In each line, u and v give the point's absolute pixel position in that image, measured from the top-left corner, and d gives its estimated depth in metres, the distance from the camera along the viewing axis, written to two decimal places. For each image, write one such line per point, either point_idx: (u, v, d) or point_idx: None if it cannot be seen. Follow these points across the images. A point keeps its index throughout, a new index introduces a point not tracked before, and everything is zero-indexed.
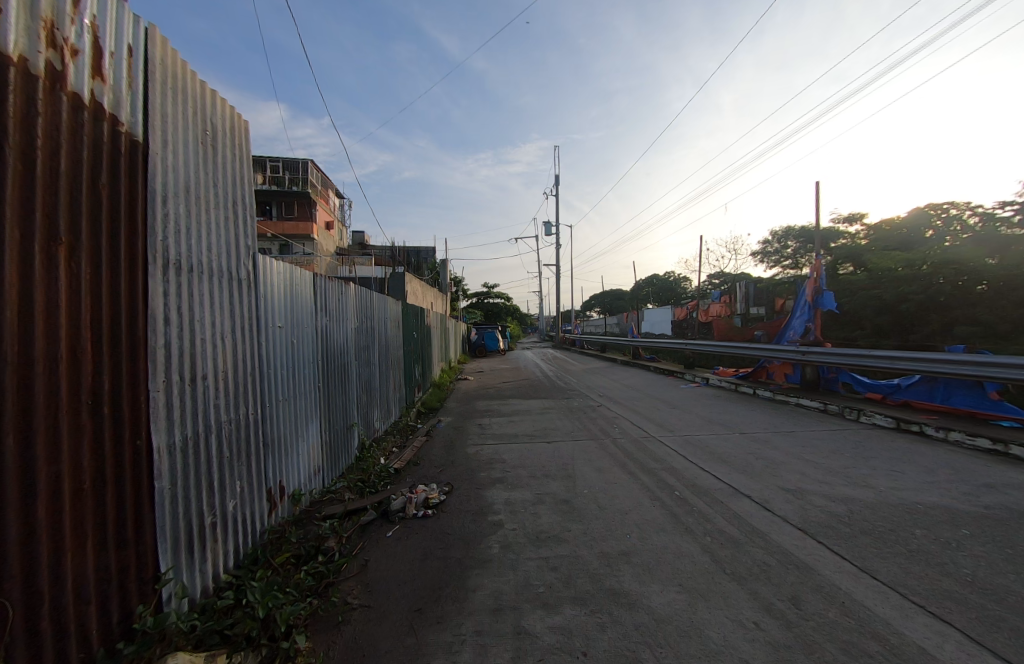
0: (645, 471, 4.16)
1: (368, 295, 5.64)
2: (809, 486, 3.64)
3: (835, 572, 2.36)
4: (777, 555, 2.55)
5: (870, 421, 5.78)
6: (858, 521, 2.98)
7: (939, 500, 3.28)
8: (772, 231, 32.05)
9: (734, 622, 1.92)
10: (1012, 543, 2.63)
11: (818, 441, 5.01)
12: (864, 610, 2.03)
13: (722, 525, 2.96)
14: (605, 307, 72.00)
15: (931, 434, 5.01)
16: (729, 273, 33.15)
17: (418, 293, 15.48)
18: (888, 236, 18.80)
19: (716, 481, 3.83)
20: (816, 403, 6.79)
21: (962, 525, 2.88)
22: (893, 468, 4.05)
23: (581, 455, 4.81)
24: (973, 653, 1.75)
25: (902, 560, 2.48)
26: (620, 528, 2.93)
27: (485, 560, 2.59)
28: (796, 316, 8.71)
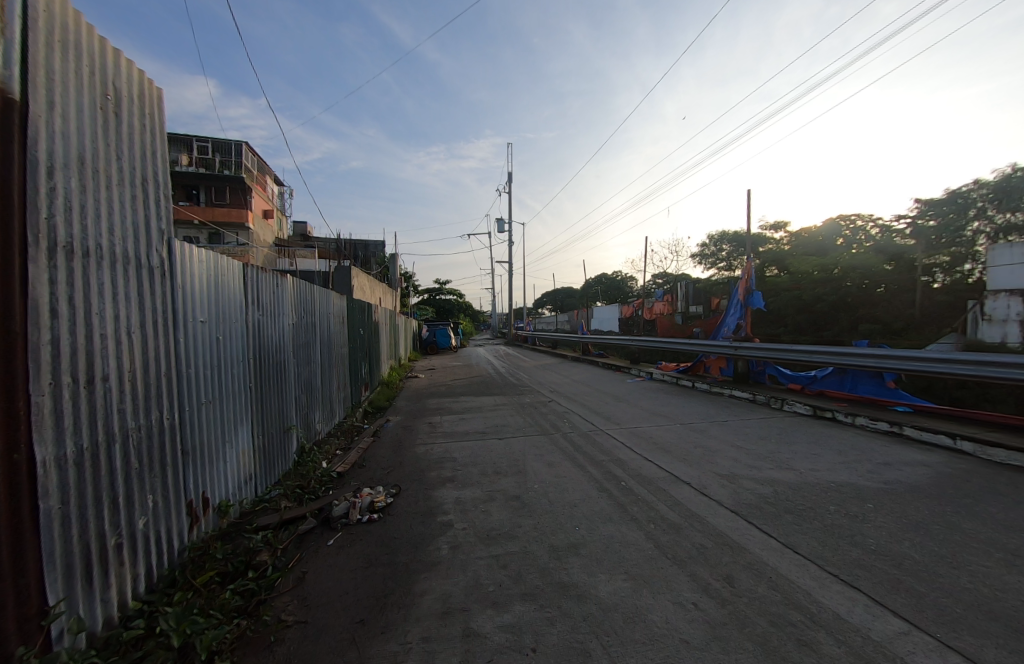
0: (594, 463, 4.27)
1: (308, 288, 5.27)
2: (740, 471, 3.92)
3: (764, 550, 2.55)
4: (712, 536, 2.71)
5: (792, 409, 6.36)
6: (782, 501, 3.25)
7: (848, 478, 3.67)
8: (709, 235, 34.39)
9: (676, 605, 2.00)
10: (905, 513, 2.99)
11: (748, 429, 5.42)
12: (788, 583, 2.20)
13: (664, 512, 3.09)
14: (556, 305, 73.54)
15: (841, 419, 5.61)
16: (671, 275, 35.24)
17: (365, 289, 14.82)
18: (806, 243, 20.87)
19: (658, 470, 4.02)
20: (746, 394, 7.36)
21: (866, 499, 3.24)
22: (810, 451, 4.47)
23: (531, 450, 4.84)
24: (876, 614, 1.96)
25: (819, 535, 2.72)
26: (568, 521, 2.97)
27: (434, 563, 2.51)
28: (728, 314, 9.39)
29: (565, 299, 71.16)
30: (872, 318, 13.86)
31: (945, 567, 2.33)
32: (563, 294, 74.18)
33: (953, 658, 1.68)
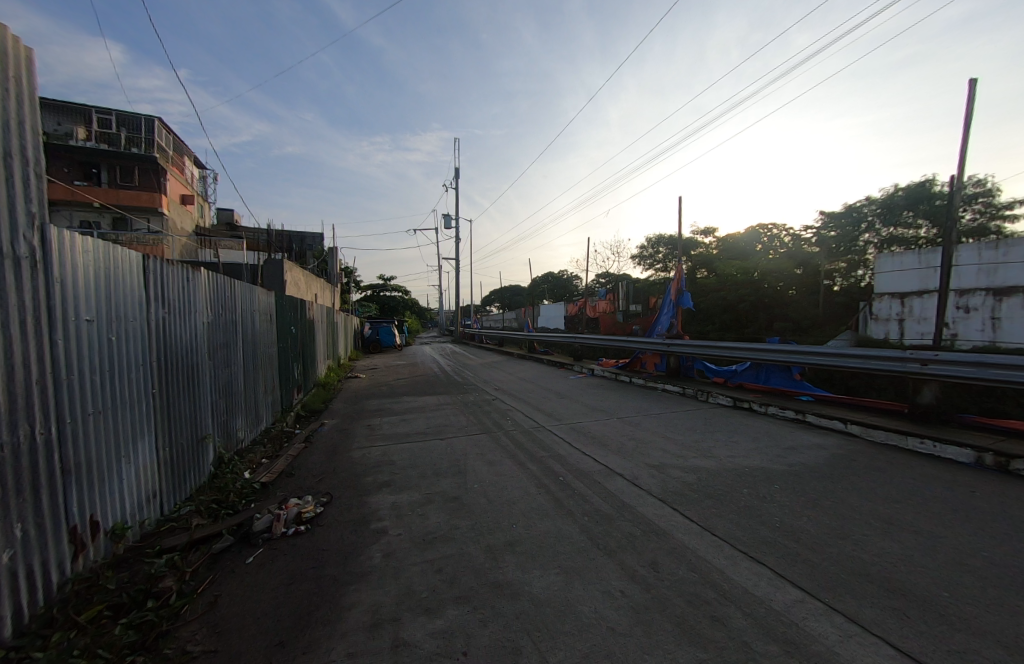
0: (534, 460, 4.33)
1: (225, 283, 4.81)
2: (669, 460, 4.17)
3: (686, 534, 2.73)
4: (641, 525, 2.85)
5: (716, 401, 6.90)
6: (703, 487, 3.51)
7: (760, 462, 4.05)
8: (648, 237, 36.30)
9: (605, 594, 2.08)
10: (805, 492, 3.36)
11: (678, 421, 5.79)
12: (705, 563, 2.38)
13: (598, 504, 3.21)
14: (504, 303, 73.91)
15: (757, 409, 6.18)
16: (613, 275, 36.83)
17: (299, 284, 13.84)
18: (731, 248, 22.70)
19: (595, 463, 4.16)
20: (677, 388, 7.87)
21: (774, 481, 3.59)
22: (730, 439, 4.88)
23: (472, 449, 4.81)
24: (777, 586, 2.17)
25: (734, 516, 2.97)
26: (506, 519, 2.99)
27: (365, 573, 2.40)
28: (662, 313, 10.00)
29: (513, 297, 71.76)
30: (785, 317, 15.43)
31: (833, 538, 2.65)
32: (512, 292, 74.80)
33: (837, 620, 1.91)
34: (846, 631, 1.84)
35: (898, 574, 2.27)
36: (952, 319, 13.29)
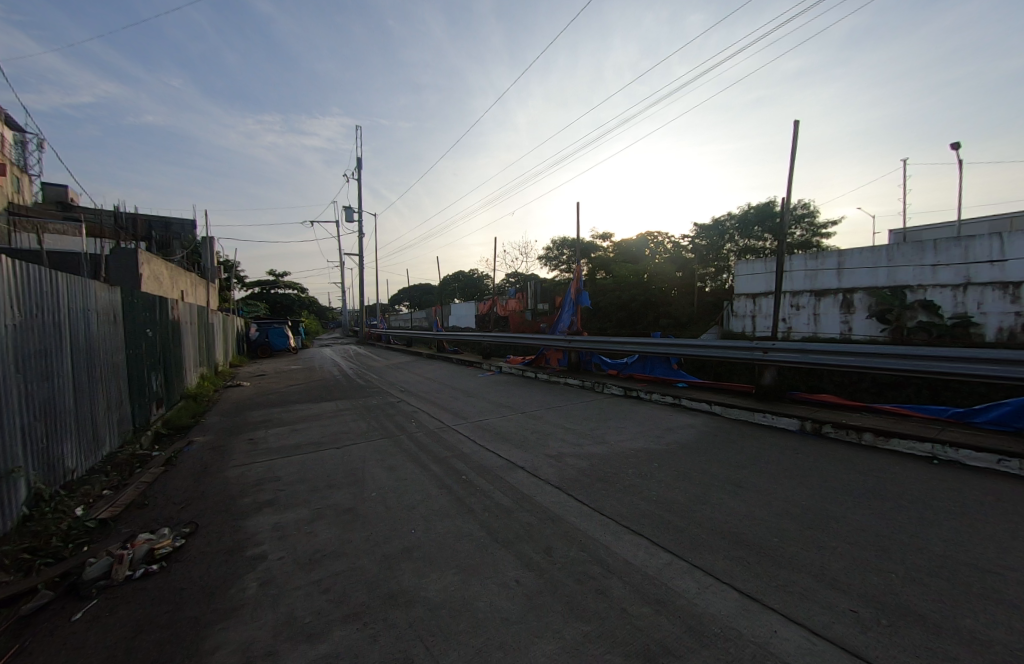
0: (437, 461, 4.26)
1: (41, 276, 3.83)
2: (566, 450, 4.43)
3: (578, 517, 2.92)
4: (538, 513, 2.98)
5: (610, 391, 7.51)
6: (595, 471, 3.79)
7: (644, 444, 4.53)
8: (553, 239, 38.22)
9: (501, 586, 2.11)
10: (677, 467, 3.83)
11: (577, 411, 6.18)
12: (593, 541, 2.57)
13: (498, 498, 3.27)
14: (414, 302, 71.66)
15: (644, 396, 6.87)
16: (522, 275, 38.10)
17: (160, 277, 11.67)
18: (624, 251, 24.95)
19: (498, 458, 4.25)
20: (577, 381, 8.39)
21: (653, 460, 4.03)
22: (620, 425, 5.36)
23: (372, 456, 4.55)
24: (652, 553, 2.44)
25: (620, 495, 3.27)
26: (405, 524, 2.88)
27: (236, 607, 2.10)
28: (563, 312, 10.61)
29: (423, 297, 70.05)
30: (668, 314, 17.61)
31: (697, 504, 3.06)
32: (422, 292, 72.84)
33: (698, 575, 2.21)
34: (703, 583, 2.13)
35: (743, 528, 2.71)
36: (787, 315, 16.34)
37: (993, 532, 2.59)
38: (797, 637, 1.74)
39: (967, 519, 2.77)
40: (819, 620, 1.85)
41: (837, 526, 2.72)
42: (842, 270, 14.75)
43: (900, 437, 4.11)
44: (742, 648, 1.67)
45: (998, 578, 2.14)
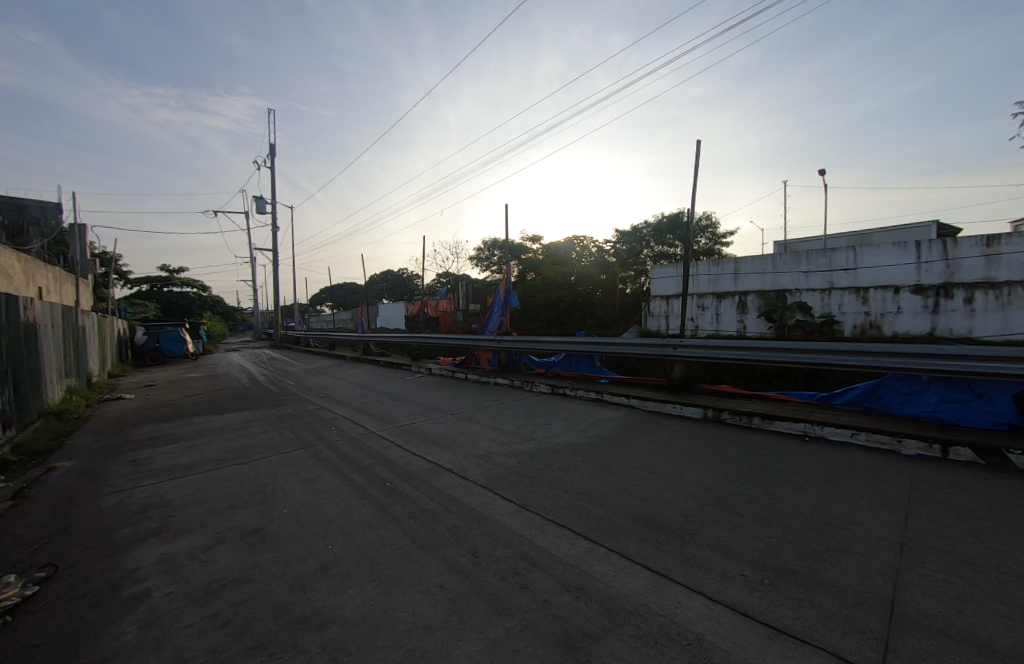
0: (359, 469, 4.04)
1: None
2: (494, 449, 4.47)
3: (504, 515, 2.96)
4: (464, 515, 2.96)
5: (538, 389, 7.70)
6: (521, 468, 3.87)
7: (568, 439, 4.72)
8: (484, 240, 38.39)
9: (424, 593, 2.06)
10: (598, 459, 4.06)
11: (506, 411, 6.25)
12: (518, 538, 2.62)
13: (424, 504, 3.19)
14: (338, 302, 67.39)
15: (569, 393, 7.16)
16: (453, 276, 37.74)
17: (8, 270, 9.60)
18: (552, 254, 26.03)
19: (424, 462, 4.15)
20: (506, 380, 8.50)
21: (576, 453, 4.23)
22: (547, 422, 5.53)
23: (286, 469, 4.19)
24: (573, 543, 2.54)
25: (545, 489, 3.38)
26: (321, 540, 2.69)
27: (106, 658, 1.79)
28: (492, 312, 10.69)
29: (348, 297, 66.17)
30: (593, 315, 19.09)
31: (614, 492, 3.27)
32: (347, 292, 68.76)
33: (614, 560, 2.35)
34: (618, 566, 2.28)
35: (653, 511, 2.95)
36: (694, 316, 18.01)
37: (844, 496, 3.12)
38: (697, 605, 1.93)
39: (827, 486, 3.29)
40: (716, 587, 2.07)
41: (729, 501, 3.08)
42: (739, 275, 16.71)
43: (781, 419, 4.77)
44: (651, 622, 1.81)
45: (847, 534, 2.58)
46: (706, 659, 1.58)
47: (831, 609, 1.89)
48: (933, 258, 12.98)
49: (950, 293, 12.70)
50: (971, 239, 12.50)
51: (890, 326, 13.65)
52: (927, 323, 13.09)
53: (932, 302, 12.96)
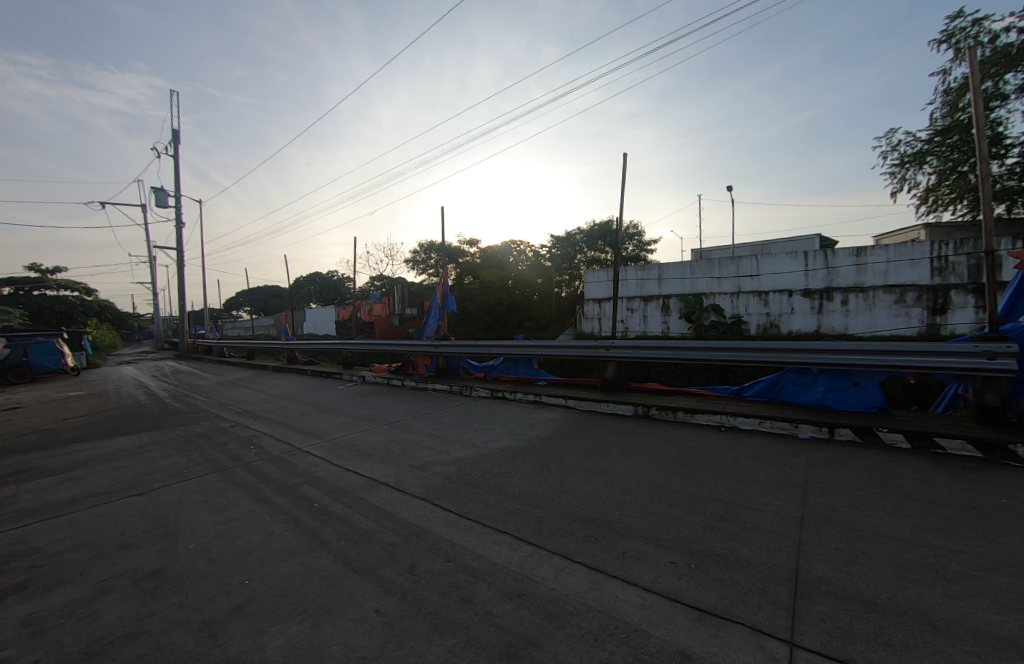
0: (282, 491, 3.69)
1: None
2: (432, 458, 4.34)
3: (444, 526, 2.87)
4: (401, 531, 2.83)
5: (478, 394, 7.64)
6: (461, 476, 3.80)
7: (508, 443, 4.72)
8: (419, 243, 37.61)
9: (357, 621, 1.92)
10: (537, 461, 4.12)
11: (445, 418, 6.11)
12: (459, 550, 2.55)
13: (357, 523, 3.00)
14: (258, 306, 61.75)
15: (509, 396, 7.19)
16: (387, 278, 36.45)
17: None
18: (490, 258, 26.24)
19: (357, 478, 3.91)
20: (445, 386, 8.32)
21: (515, 457, 4.25)
22: (487, 426, 5.50)
23: (193, 497, 3.70)
24: (514, 549, 2.54)
25: (485, 496, 3.34)
26: (236, 575, 2.40)
27: None
28: (430, 316, 10.43)
29: (270, 301, 60.91)
30: (531, 318, 19.71)
31: (554, 493, 3.32)
32: (268, 295, 63.24)
33: (554, 561, 2.38)
34: (560, 568, 2.30)
35: (590, 509, 3.04)
36: (625, 317, 19.06)
37: (753, 480, 3.47)
38: (633, 597, 2.02)
39: (740, 472, 3.64)
40: (649, 576, 2.18)
41: (658, 492, 3.28)
42: (662, 279, 18.07)
43: (701, 412, 5.20)
44: (591, 619, 1.85)
45: (758, 514, 2.87)
46: (643, 649, 1.64)
47: (748, 585, 2.08)
48: (817, 266, 15.04)
49: (831, 296, 14.81)
50: (845, 250, 14.66)
51: (786, 324, 15.58)
52: (814, 322, 15.13)
53: (818, 303, 15.01)
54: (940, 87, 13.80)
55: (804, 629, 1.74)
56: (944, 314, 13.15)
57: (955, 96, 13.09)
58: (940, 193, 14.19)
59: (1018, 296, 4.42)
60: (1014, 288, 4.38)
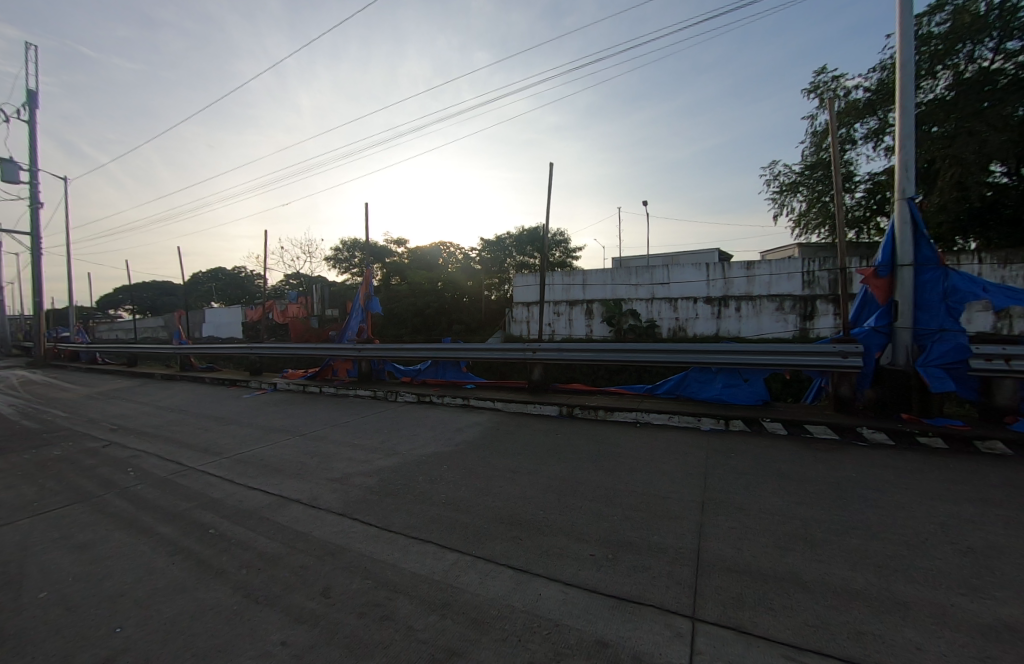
0: (168, 519, 3.20)
1: None
2: (352, 469, 4.08)
3: (363, 541, 2.71)
4: (315, 551, 2.61)
5: (403, 399, 7.36)
6: (383, 486, 3.63)
7: (433, 448, 4.61)
8: (342, 240, 35.46)
9: (260, 656, 1.72)
10: (464, 465, 4.08)
11: (368, 425, 5.78)
12: (379, 565, 2.42)
13: (262, 547, 2.70)
14: (143, 305, 53.35)
15: (436, 400, 7.03)
16: (305, 277, 33.77)
17: None
18: (418, 259, 25.59)
19: (264, 496, 3.54)
20: (368, 391, 7.89)
21: (441, 462, 4.16)
22: (412, 432, 5.32)
23: (45, 534, 3.05)
24: (438, 558, 2.47)
25: (408, 505, 3.22)
26: (103, 624, 2.01)
27: None
28: (352, 317, 9.82)
29: (159, 300, 52.97)
30: (460, 320, 19.76)
31: (480, 497, 3.31)
32: (157, 292, 54.97)
33: (480, 566, 2.35)
34: (485, 573, 2.29)
35: (516, 509, 3.09)
36: (552, 321, 19.67)
37: (662, 470, 3.79)
38: (555, 592, 2.08)
39: (651, 464, 3.95)
40: (570, 572, 2.26)
41: (578, 488, 3.43)
42: (586, 285, 19.09)
43: (619, 410, 5.55)
44: (515, 620, 1.86)
45: (665, 501, 3.14)
46: (564, 643, 1.69)
47: (657, 568, 2.25)
48: (717, 276, 16.98)
49: (727, 303, 16.71)
50: (738, 263, 16.75)
51: (691, 328, 17.31)
52: (714, 326, 16.99)
53: (718, 310, 16.88)
54: (809, 129, 16.41)
55: (703, 603, 1.92)
56: (812, 319, 15.51)
57: (819, 138, 15.65)
58: (809, 219, 16.80)
59: (863, 305, 5.36)
60: (860, 298, 5.32)
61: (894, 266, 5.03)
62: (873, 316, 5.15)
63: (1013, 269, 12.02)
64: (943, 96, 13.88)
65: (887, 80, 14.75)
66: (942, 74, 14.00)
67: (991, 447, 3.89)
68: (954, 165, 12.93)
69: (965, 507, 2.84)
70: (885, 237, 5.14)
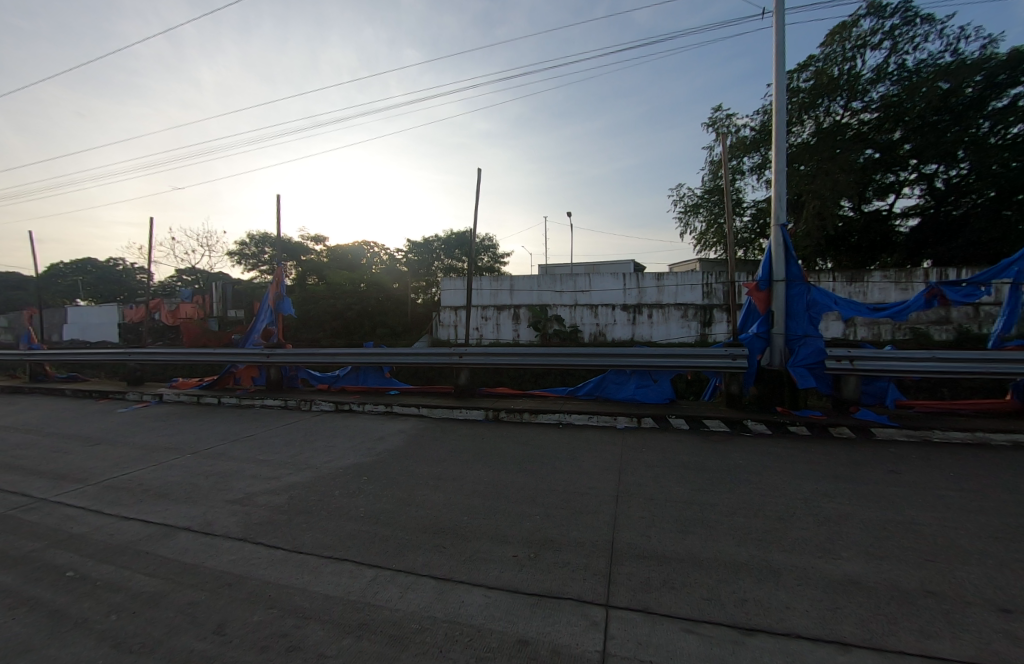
0: (6, 565, 2.60)
1: None
2: (256, 488, 3.69)
3: (268, 567, 2.47)
4: (208, 584, 2.31)
5: (319, 408, 6.84)
6: (293, 504, 3.33)
7: (352, 460, 4.36)
8: (249, 234, 32.06)
9: None
10: (385, 475, 3.90)
11: (277, 438, 5.28)
12: (287, 592, 2.21)
13: (140, 586, 2.33)
14: None
15: (356, 408, 6.65)
16: (202, 272, 29.89)
17: None
18: (339, 258, 24.08)
19: (143, 527, 3.04)
20: (278, 400, 7.21)
21: (361, 474, 3.95)
22: (328, 444, 4.96)
23: None
24: (356, 576, 2.34)
25: (323, 523, 3.00)
26: None
27: None
28: (258, 319, 8.89)
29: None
30: (384, 324, 18.95)
31: (402, 508, 3.20)
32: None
33: (400, 580, 2.27)
34: (406, 586, 2.21)
35: (441, 517, 3.03)
36: (479, 325, 19.75)
37: (582, 468, 3.99)
38: (478, 597, 2.08)
39: (572, 464, 4.13)
40: (494, 575, 2.28)
41: (502, 492, 3.47)
42: (513, 290, 19.47)
43: (542, 412, 5.74)
44: (436, 631, 1.83)
45: (584, 498, 3.31)
46: (487, 647, 1.70)
47: (574, 562, 2.38)
48: (632, 286, 18.37)
49: (641, 311, 18.17)
50: (650, 274, 18.29)
51: (610, 333, 18.51)
52: (629, 332, 18.36)
53: (633, 316, 18.25)
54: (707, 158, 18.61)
55: (615, 590, 2.07)
56: (709, 326, 17.47)
57: (715, 167, 17.81)
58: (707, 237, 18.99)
59: (748, 313, 6.18)
60: (746, 307, 6.12)
61: (771, 281, 5.88)
62: (756, 323, 5.97)
63: (856, 286, 14.77)
64: (807, 140, 16.69)
65: (766, 123, 17.28)
66: (807, 123, 16.82)
67: (840, 432, 4.74)
68: (816, 199, 15.56)
69: (821, 484, 3.42)
70: (765, 256, 5.99)
